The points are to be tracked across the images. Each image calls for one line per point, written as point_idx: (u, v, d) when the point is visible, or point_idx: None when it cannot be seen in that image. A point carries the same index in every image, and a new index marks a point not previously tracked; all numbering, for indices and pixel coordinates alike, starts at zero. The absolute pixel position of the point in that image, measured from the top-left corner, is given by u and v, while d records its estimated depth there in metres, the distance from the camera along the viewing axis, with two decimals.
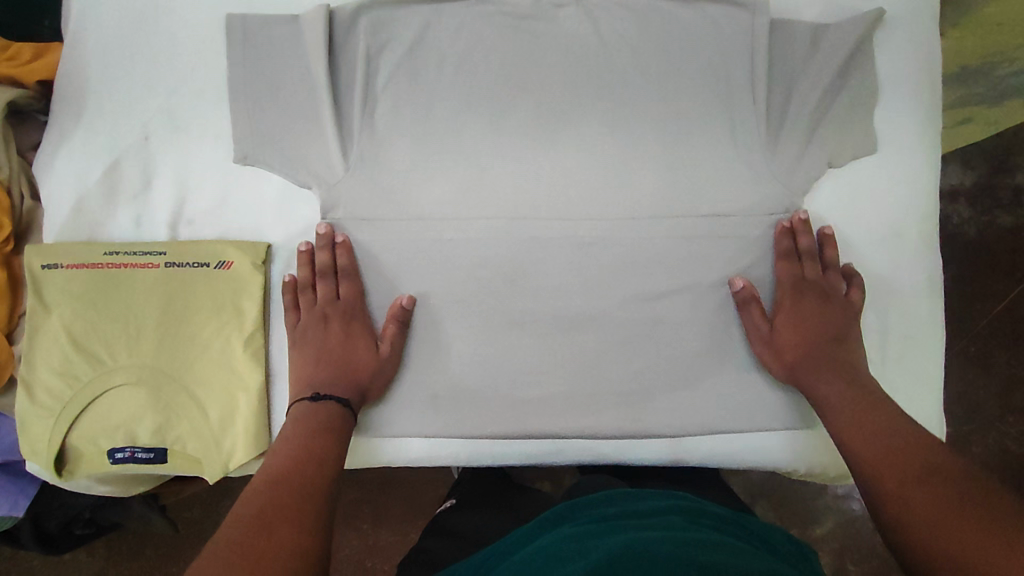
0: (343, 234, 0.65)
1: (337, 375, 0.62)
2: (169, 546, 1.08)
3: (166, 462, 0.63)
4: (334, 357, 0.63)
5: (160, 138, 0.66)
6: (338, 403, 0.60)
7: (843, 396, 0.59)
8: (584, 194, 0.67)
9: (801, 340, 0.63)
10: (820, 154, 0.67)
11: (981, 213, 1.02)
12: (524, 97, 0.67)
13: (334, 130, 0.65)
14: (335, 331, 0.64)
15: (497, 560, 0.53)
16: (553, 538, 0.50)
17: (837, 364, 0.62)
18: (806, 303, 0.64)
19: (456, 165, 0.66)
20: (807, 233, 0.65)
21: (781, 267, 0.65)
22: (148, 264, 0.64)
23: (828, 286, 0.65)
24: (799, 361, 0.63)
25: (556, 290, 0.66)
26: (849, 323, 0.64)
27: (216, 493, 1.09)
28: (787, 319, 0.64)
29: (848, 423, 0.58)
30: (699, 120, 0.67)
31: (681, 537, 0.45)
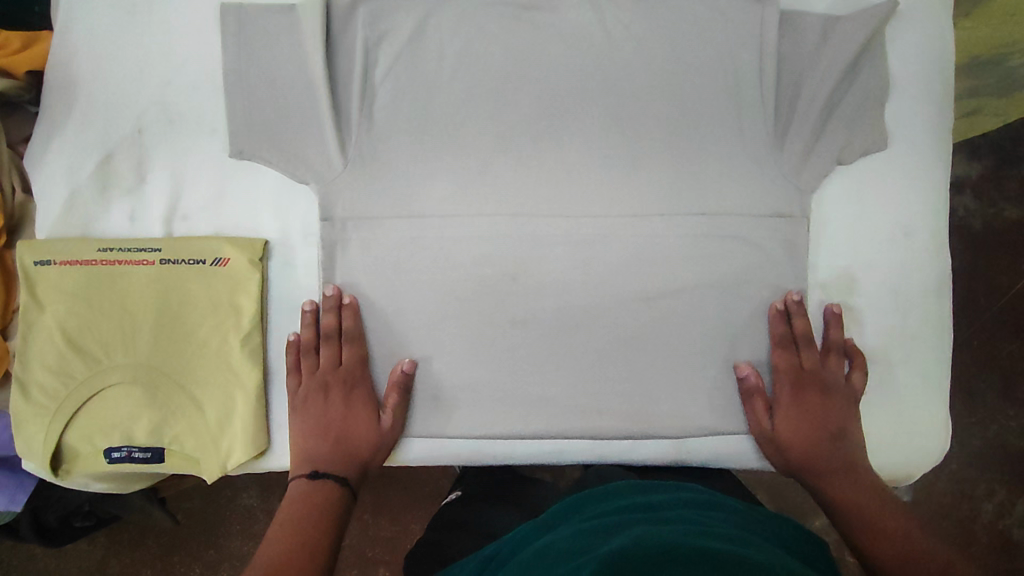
0: (351, 295, 0.63)
1: (338, 452, 0.62)
2: (170, 536, 1.08)
3: (163, 461, 0.62)
4: (334, 432, 0.62)
5: (154, 132, 0.65)
6: (337, 483, 0.60)
7: (846, 487, 0.61)
8: (587, 189, 0.65)
9: (803, 440, 0.63)
10: (829, 150, 0.65)
11: (987, 206, 1.00)
12: (527, 90, 0.66)
13: (331, 124, 0.63)
14: (336, 401, 0.63)
15: (503, 559, 0.52)
16: (559, 536, 0.49)
17: (839, 460, 0.62)
18: (806, 398, 0.64)
19: (457, 160, 0.65)
20: (802, 323, 0.64)
21: (778, 354, 0.64)
22: (144, 261, 0.62)
23: (827, 375, 0.64)
24: (802, 460, 0.63)
25: (558, 286, 0.65)
26: (850, 414, 0.64)
27: (217, 485, 1.09)
28: (787, 412, 0.63)
29: (849, 501, 0.60)
30: (705, 114, 0.66)
31: (690, 530, 0.44)
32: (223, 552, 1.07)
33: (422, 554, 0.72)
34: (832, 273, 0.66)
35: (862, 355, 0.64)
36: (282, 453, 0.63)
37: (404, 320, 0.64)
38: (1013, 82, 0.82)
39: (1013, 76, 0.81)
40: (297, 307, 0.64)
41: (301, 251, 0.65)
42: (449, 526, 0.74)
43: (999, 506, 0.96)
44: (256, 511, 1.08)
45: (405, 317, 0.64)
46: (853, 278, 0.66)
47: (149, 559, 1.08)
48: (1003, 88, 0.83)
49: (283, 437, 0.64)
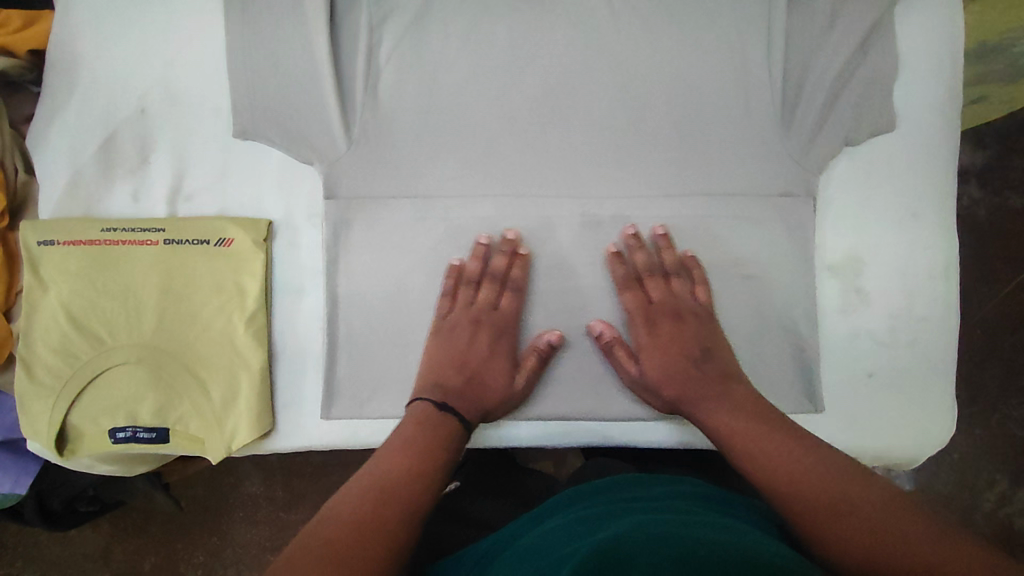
0: (527, 248, 0.64)
1: (467, 387, 0.61)
2: (172, 522, 1.08)
3: (168, 442, 0.61)
4: (479, 368, 0.62)
5: (157, 113, 0.64)
6: (452, 414, 0.58)
7: (726, 414, 0.57)
8: (592, 172, 0.65)
9: (669, 368, 0.61)
10: (837, 131, 0.65)
11: (992, 195, 1.00)
12: (532, 71, 0.65)
13: (335, 105, 0.63)
14: (481, 340, 0.63)
15: (501, 546, 0.52)
16: (560, 524, 0.49)
17: (705, 383, 0.60)
18: (659, 330, 0.63)
19: (461, 143, 0.65)
20: (643, 256, 0.63)
21: (654, 288, 0.64)
22: (148, 241, 0.62)
23: (676, 302, 0.63)
24: (679, 396, 0.60)
25: (564, 269, 0.64)
26: (716, 336, 0.62)
27: (219, 472, 1.10)
28: (652, 342, 0.62)
29: (737, 435, 0.55)
30: (712, 96, 0.65)
31: (690, 522, 0.44)
32: (226, 539, 1.08)
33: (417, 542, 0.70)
34: (839, 255, 0.65)
35: (701, 269, 0.64)
36: (287, 435, 0.63)
37: (408, 303, 0.63)
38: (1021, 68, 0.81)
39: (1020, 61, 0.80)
40: (302, 289, 0.64)
41: (305, 232, 0.64)
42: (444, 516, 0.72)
43: (1001, 496, 0.96)
44: (259, 499, 1.08)
45: (409, 300, 0.63)
46: (860, 260, 0.65)
47: (152, 545, 1.08)
48: (1010, 74, 0.83)
49: (288, 419, 0.63)
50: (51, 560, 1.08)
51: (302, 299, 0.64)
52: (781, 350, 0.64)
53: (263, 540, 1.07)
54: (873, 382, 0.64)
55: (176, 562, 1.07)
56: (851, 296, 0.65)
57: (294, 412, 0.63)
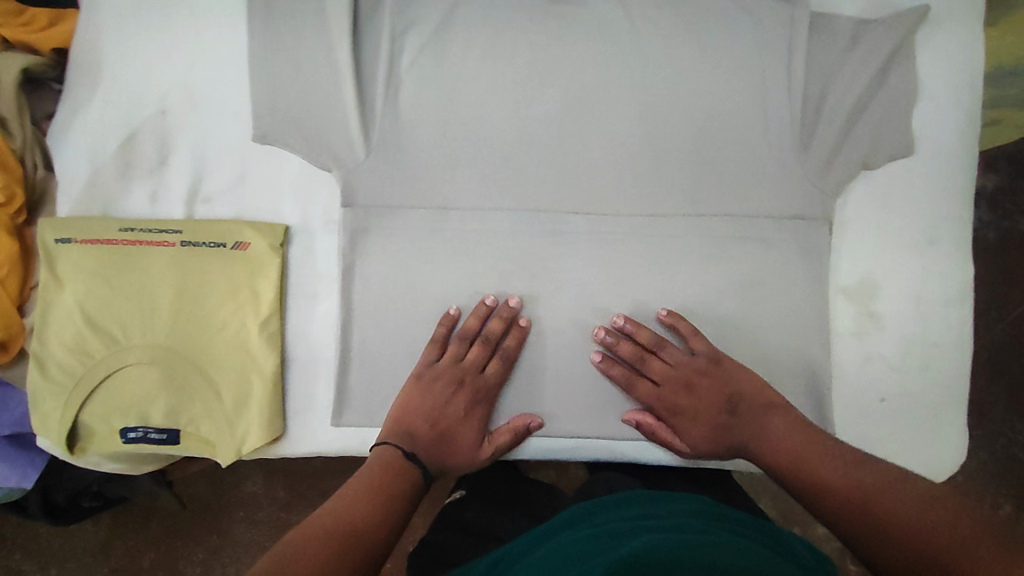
0: (526, 318, 0.63)
1: (433, 442, 0.59)
2: (173, 520, 1.09)
3: (179, 443, 0.61)
4: (451, 425, 0.60)
5: (177, 114, 0.65)
6: (417, 466, 0.56)
7: (782, 432, 0.56)
8: (609, 186, 0.65)
9: (702, 435, 0.61)
10: (855, 154, 0.65)
11: (1003, 218, 1.00)
12: (551, 84, 0.65)
13: (355, 114, 0.63)
14: (460, 399, 0.61)
15: (509, 563, 0.52)
16: (565, 544, 0.49)
17: (749, 418, 0.59)
18: (696, 393, 0.61)
19: (480, 154, 0.65)
20: (645, 335, 0.62)
21: (669, 350, 0.62)
22: (164, 243, 0.62)
23: (698, 364, 0.61)
24: (726, 443, 0.60)
25: (578, 283, 0.64)
26: (738, 377, 0.60)
27: (220, 470, 1.10)
28: (689, 399, 0.61)
29: (788, 459, 0.54)
30: (733, 115, 0.65)
31: (694, 541, 0.44)
32: (226, 536, 1.08)
33: (425, 553, 0.71)
34: (854, 277, 0.65)
35: (683, 323, 0.62)
36: (298, 440, 0.63)
37: (422, 312, 0.63)
38: None
39: None
40: (317, 295, 0.64)
41: (321, 238, 0.64)
42: (458, 529, 0.72)
43: (1005, 519, 0.95)
44: (259, 498, 1.09)
45: (422, 309, 0.63)
46: (875, 283, 0.65)
47: (151, 543, 1.08)
48: None
49: (300, 424, 0.63)
50: (49, 553, 1.09)
51: (315, 306, 0.64)
52: (794, 373, 0.64)
53: (262, 540, 1.07)
54: (886, 407, 0.64)
55: (175, 559, 1.07)
56: (865, 319, 0.65)
57: (306, 417, 0.63)
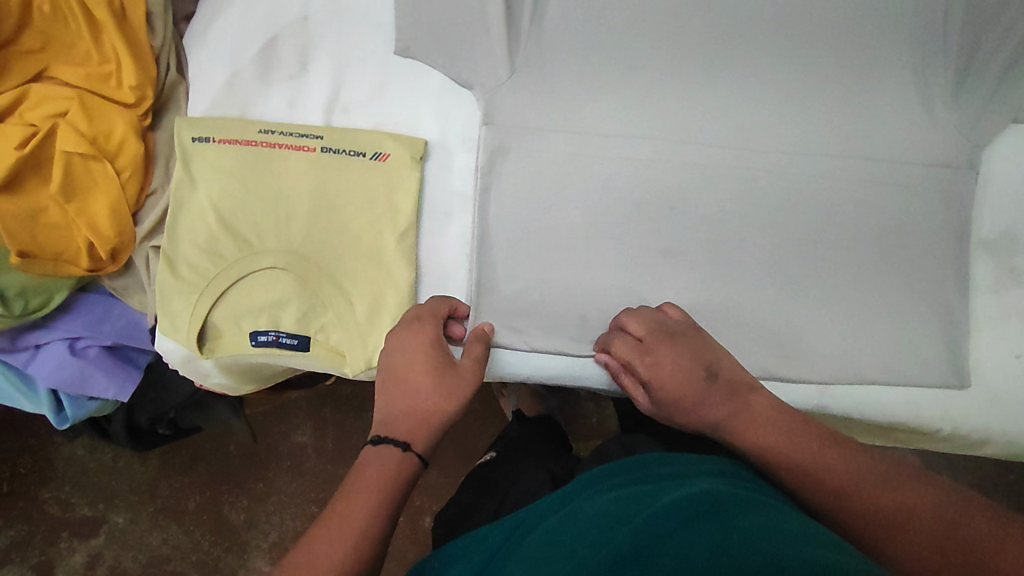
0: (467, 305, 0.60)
1: (408, 389, 0.51)
2: (223, 463, 1.08)
3: (309, 351, 0.60)
4: (413, 365, 0.52)
5: (320, 21, 0.64)
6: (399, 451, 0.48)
7: (765, 417, 0.52)
8: (750, 124, 0.64)
9: (680, 386, 0.53)
10: (1009, 104, 0.63)
11: None
12: (702, 14, 0.63)
13: (501, 30, 0.62)
14: (416, 335, 0.55)
15: (531, 525, 0.45)
16: (587, 508, 0.42)
17: (725, 404, 0.53)
18: (662, 356, 0.54)
19: (621, 83, 0.64)
20: (625, 344, 0.56)
21: (633, 323, 0.57)
22: (305, 147, 0.62)
23: (666, 325, 0.56)
24: (701, 412, 0.53)
25: (714, 218, 0.63)
26: (708, 346, 0.56)
27: (274, 416, 1.09)
28: (656, 371, 0.54)
29: (780, 446, 0.50)
30: (882, 58, 0.64)
31: (716, 505, 0.39)
32: (273, 486, 1.07)
33: (450, 512, 0.71)
34: (994, 230, 0.64)
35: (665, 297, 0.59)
36: None
37: (554, 237, 0.62)
38: None
39: None
40: (450, 212, 0.63)
41: (459, 156, 0.63)
42: (486, 491, 0.69)
43: None
44: (308, 450, 1.08)
45: (555, 234, 0.62)
46: (1015, 239, 0.64)
47: (199, 485, 1.07)
48: None
49: None
50: (99, 487, 1.07)
51: (448, 224, 0.63)
52: (924, 324, 0.63)
53: (309, 490, 1.07)
54: (1021, 363, 0.63)
55: (219, 505, 1.07)
56: (1001, 274, 0.64)
57: None
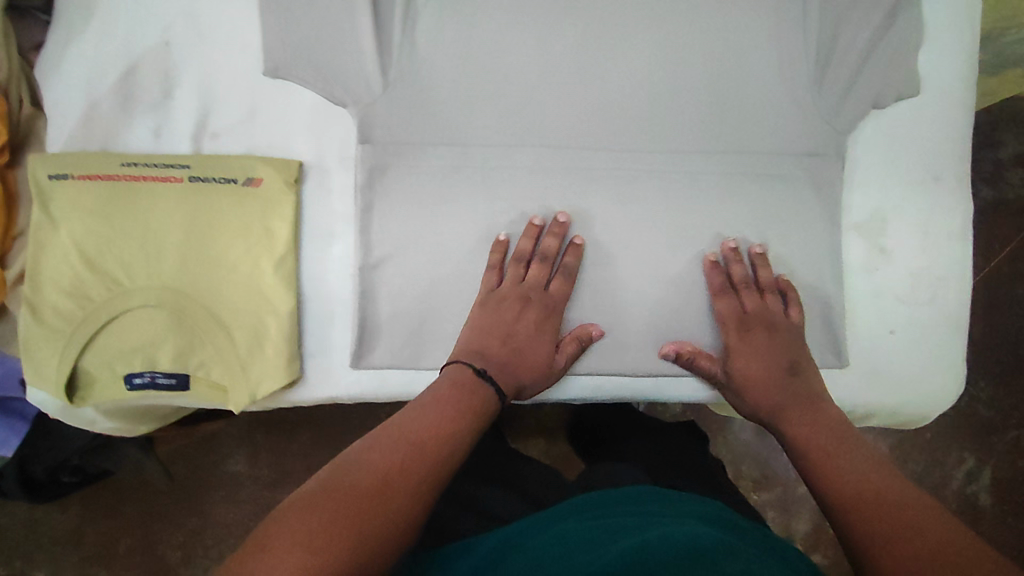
0: (582, 238, 0.63)
1: (512, 359, 0.59)
2: (151, 502, 1.03)
3: (189, 389, 0.58)
4: (523, 346, 0.60)
5: (181, 44, 0.61)
6: (492, 388, 0.56)
7: (810, 427, 0.58)
8: (629, 125, 0.65)
9: (761, 369, 0.62)
10: (867, 92, 0.66)
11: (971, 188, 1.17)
12: (573, 19, 0.64)
13: (373, 48, 0.61)
14: (529, 317, 0.61)
15: (513, 546, 0.48)
16: (574, 531, 0.47)
17: (799, 398, 0.60)
18: (754, 338, 0.63)
19: (498, 92, 0.63)
20: (750, 298, 0.63)
21: (750, 299, 0.63)
22: (172, 178, 0.59)
23: (769, 313, 0.63)
24: (766, 398, 0.61)
25: (598, 222, 0.64)
26: (801, 347, 0.63)
27: (200, 447, 1.04)
28: (747, 350, 0.62)
29: (815, 446, 0.56)
30: (749, 53, 0.65)
31: (705, 552, 0.39)
32: (206, 519, 1.03)
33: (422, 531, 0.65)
34: (863, 213, 0.67)
35: (796, 291, 0.65)
36: (316, 383, 0.60)
37: (441, 252, 0.62)
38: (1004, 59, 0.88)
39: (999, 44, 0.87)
40: (333, 234, 0.62)
41: (337, 175, 0.62)
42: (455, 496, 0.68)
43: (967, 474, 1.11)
44: (243, 479, 1.04)
45: (441, 249, 0.62)
46: (883, 221, 0.66)
47: (128, 527, 1.02)
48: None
49: (316, 366, 0.61)
50: (14, 541, 1.01)
51: (330, 246, 0.62)
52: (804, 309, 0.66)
53: (247, 519, 1.03)
54: (898, 339, 0.66)
55: (152, 545, 1.02)
56: (872, 254, 0.67)
57: (324, 358, 0.61)
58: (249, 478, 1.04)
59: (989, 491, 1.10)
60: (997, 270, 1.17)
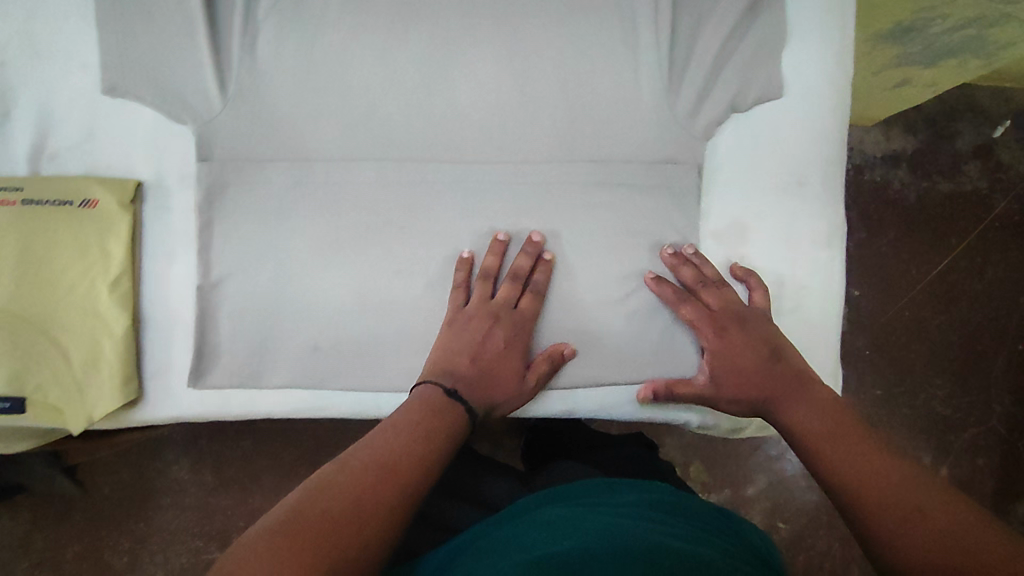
0: (551, 253, 0.63)
1: (478, 378, 0.58)
2: (97, 509, 1.04)
3: (25, 413, 0.58)
4: (492, 366, 0.59)
5: (17, 66, 0.61)
6: (460, 405, 0.55)
7: (807, 415, 0.57)
8: (478, 136, 0.64)
9: (738, 361, 0.61)
10: (724, 95, 0.64)
11: (923, 179, 1.15)
12: (418, 28, 0.63)
13: (209, 65, 0.60)
14: (499, 334, 0.60)
15: (491, 527, 0.51)
16: (544, 512, 0.50)
17: (786, 382, 0.59)
18: (730, 335, 0.61)
19: (342, 106, 0.62)
20: (711, 291, 0.62)
21: (710, 294, 0.62)
22: (4, 201, 0.59)
23: (737, 305, 0.62)
24: (755, 386, 0.60)
25: (448, 236, 0.63)
26: (774, 330, 0.62)
27: (145, 453, 1.05)
28: (724, 345, 0.61)
29: (815, 436, 0.55)
30: (601, 58, 0.64)
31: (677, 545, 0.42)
32: (152, 525, 1.04)
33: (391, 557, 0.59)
34: (723, 221, 0.65)
35: (756, 275, 0.64)
36: (156, 404, 0.61)
37: (284, 269, 0.61)
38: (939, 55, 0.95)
39: (937, 44, 0.92)
40: (175, 253, 0.62)
41: (177, 194, 0.62)
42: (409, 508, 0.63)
43: None
44: (188, 485, 1.04)
45: (285, 267, 0.61)
46: (743, 228, 0.65)
47: (75, 534, 1.03)
48: (930, 57, 0.95)
49: (157, 386, 0.61)
50: None
51: (172, 265, 0.61)
52: (656, 320, 0.64)
53: (192, 526, 1.04)
54: None
55: (99, 551, 1.03)
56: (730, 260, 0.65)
57: (165, 378, 0.61)
58: (194, 484, 1.04)
59: None
60: (949, 263, 1.13)
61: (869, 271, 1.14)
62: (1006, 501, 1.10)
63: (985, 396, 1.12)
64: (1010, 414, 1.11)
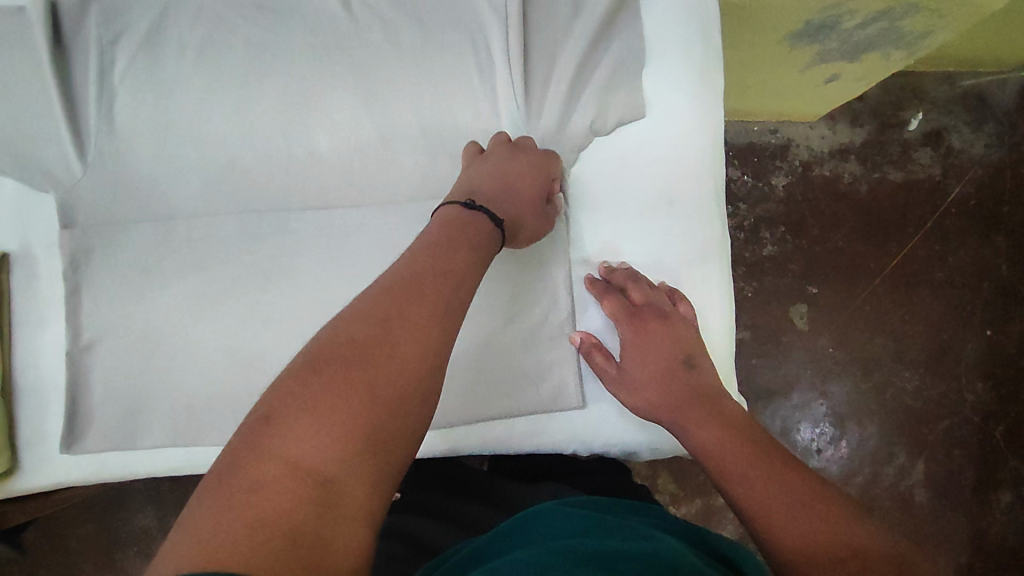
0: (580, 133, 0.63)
1: (502, 189, 0.57)
2: (64, 564, 1.02)
3: None
4: (519, 183, 0.58)
5: None
6: (489, 219, 0.53)
7: (716, 433, 0.53)
8: (342, 181, 0.64)
9: (653, 364, 0.58)
10: (582, 120, 0.63)
11: (873, 169, 1.11)
12: (271, 78, 0.62)
13: (63, 132, 0.61)
14: (520, 161, 0.59)
15: (491, 550, 0.44)
16: (555, 522, 0.44)
17: (695, 398, 0.56)
18: (650, 333, 0.59)
19: (203, 163, 0.63)
20: (642, 289, 0.61)
21: (636, 290, 0.61)
22: None
23: (661, 304, 0.61)
24: (665, 398, 0.57)
25: (320, 282, 0.63)
26: (692, 336, 0.60)
27: (110, 504, 1.03)
28: (641, 339, 0.59)
29: (721, 457, 0.51)
30: (460, 93, 0.63)
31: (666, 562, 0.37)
32: None
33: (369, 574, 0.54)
34: (595, 246, 0.65)
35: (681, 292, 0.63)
36: (32, 472, 0.62)
37: (155, 328, 0.62)
38: (857, 47, 0.85)
39: (851, 40, 0.83)
40: (46, 319, 0.63)
41: (45, 261, 0.63)
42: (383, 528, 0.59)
43: (900, 469, 1.05)
44: (153, 532, 1.02)
45: (156, 325, 0.62)
46: (617, 251, 0.64)
47: None
48: (850, 50, 0.86)
49: (32, 455, 0.62)
50: None
51: (44, 330, 0.63)
52: (535, 348, 0.64)
53: None
54: None
55: None
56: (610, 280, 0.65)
57: (41, 446, 0.62)
58: (158, 531, 1.02)
59: (924, 485, 1.05)
60: (905, 256, 1.09)
61: (825, 269, 1.09)
62: (988, 492, 1.04)
63: (957, 385, 1.07)
64: (983, 402, 1.06)
